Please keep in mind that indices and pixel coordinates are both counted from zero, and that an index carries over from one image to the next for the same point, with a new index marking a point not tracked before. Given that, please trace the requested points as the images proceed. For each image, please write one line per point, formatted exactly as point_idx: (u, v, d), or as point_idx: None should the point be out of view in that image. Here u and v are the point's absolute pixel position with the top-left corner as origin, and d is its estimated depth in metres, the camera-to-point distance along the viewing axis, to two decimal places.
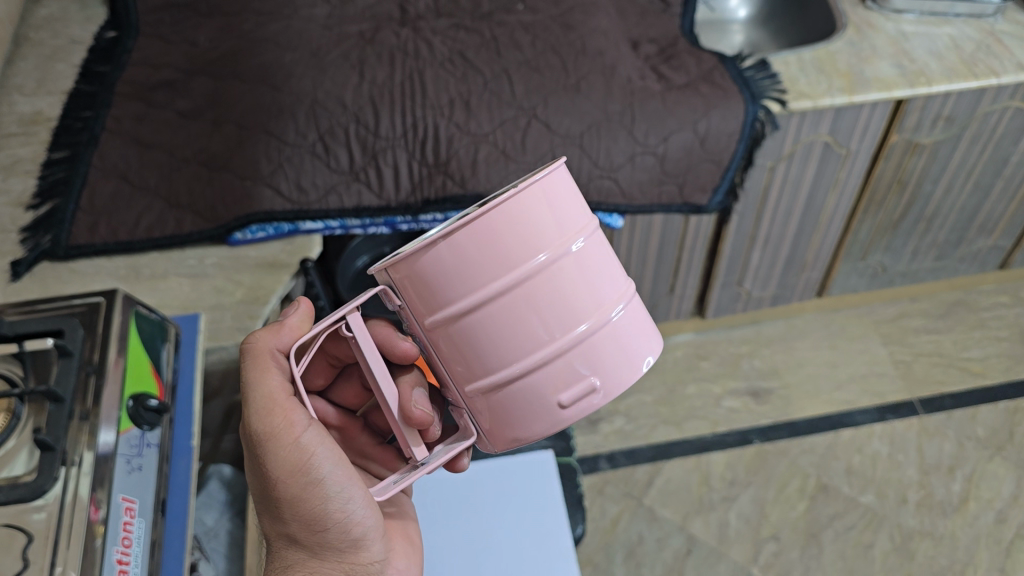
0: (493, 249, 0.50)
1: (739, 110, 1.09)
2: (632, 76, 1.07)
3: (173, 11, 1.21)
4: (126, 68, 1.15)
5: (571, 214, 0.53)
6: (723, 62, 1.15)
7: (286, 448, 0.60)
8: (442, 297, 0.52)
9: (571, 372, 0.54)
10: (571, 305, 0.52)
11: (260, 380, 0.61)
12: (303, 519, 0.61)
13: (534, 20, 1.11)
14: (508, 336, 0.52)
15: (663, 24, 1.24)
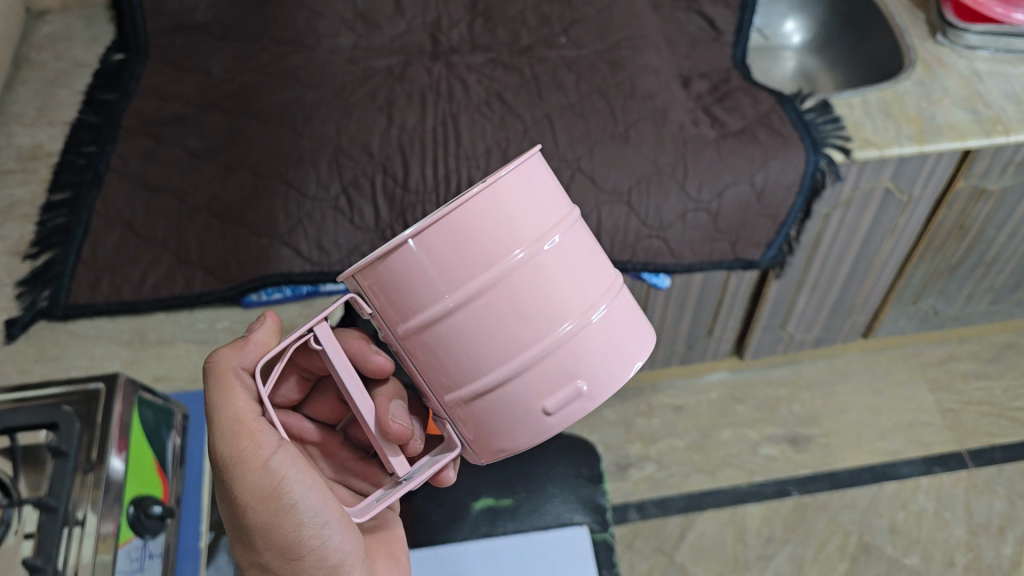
0: (468, 244, 0.48)
1: (800, 160, 0.99)
2: (684, 122, 0.98)
3: (185, 33, 1.12)
4: (134, 96, 1.08)
5: (548, 206, 0.51)
6: (782, 106, 1.05)
7: (254, 472, 0.56)
8: (416, 301, 0.49)
9: (554, 374, 0.51)
10: (551, 302, 0.50)
11: (225, 400, 0.58)
12: (276, 547, 0.58)
13: (578, 56, 1.01)
14: (489, 340, 0.50)
15: (715, 56, 1.14)
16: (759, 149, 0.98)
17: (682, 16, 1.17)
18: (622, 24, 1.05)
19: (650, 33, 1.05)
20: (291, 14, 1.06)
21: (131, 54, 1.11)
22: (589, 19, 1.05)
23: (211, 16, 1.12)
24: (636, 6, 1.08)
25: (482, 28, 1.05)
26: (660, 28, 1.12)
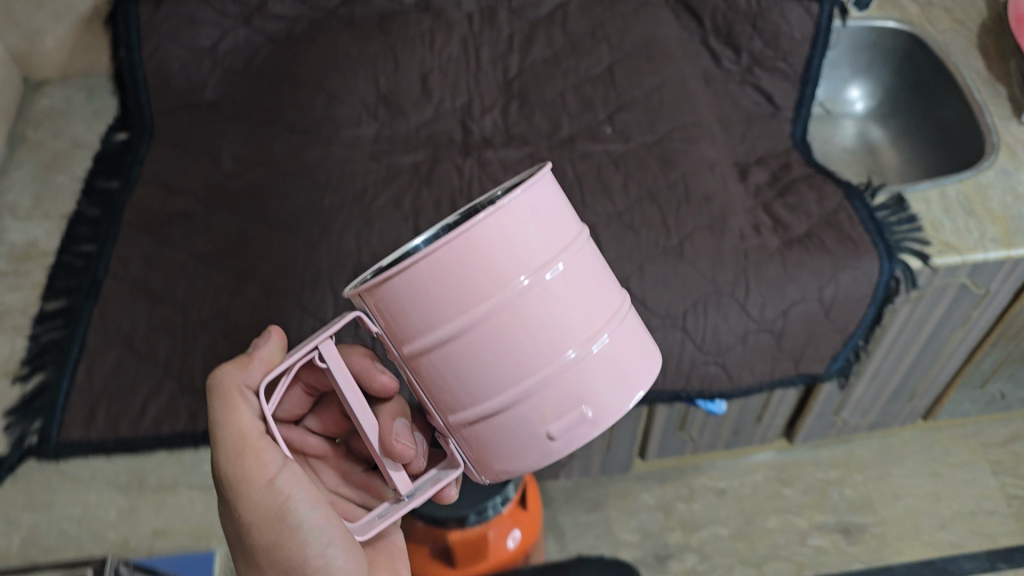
0: (473, 260, 0.42)
1: (873, 269, 0.88)
2: (745, 230, 0.87)
3: (194, 111, 1.02)
4: (137, 182, 0.98)
5: (559, 223, 0.45)
6: (852, 202, 0.94)
7: (260, 491, 0.51)
8: (415, 321, 0.44)
9: (562, 397, 0.45)
10: (558, 329, 0.44)
11: (228, 418, 0.51)
12: (280, 567, 0.52)
13: (627, 150, 0.90)
14: (493, 362, 0.44)
15: (774, 136, 1.03)
16: (828, 260, 0.88)
17: (736, 89, 1.05)
18: (674, 108, 0.94)
19: (705, 118, 0.94)
20: (308, 98, 0.96)
21: (134, 134, 1.02)
22: (636, 104, 0.94)
23: (221, 92, 1.03)
24: (689, 86, 0.97)
25: (518, 113, 0.95)
26: (714, 106, 1.01)
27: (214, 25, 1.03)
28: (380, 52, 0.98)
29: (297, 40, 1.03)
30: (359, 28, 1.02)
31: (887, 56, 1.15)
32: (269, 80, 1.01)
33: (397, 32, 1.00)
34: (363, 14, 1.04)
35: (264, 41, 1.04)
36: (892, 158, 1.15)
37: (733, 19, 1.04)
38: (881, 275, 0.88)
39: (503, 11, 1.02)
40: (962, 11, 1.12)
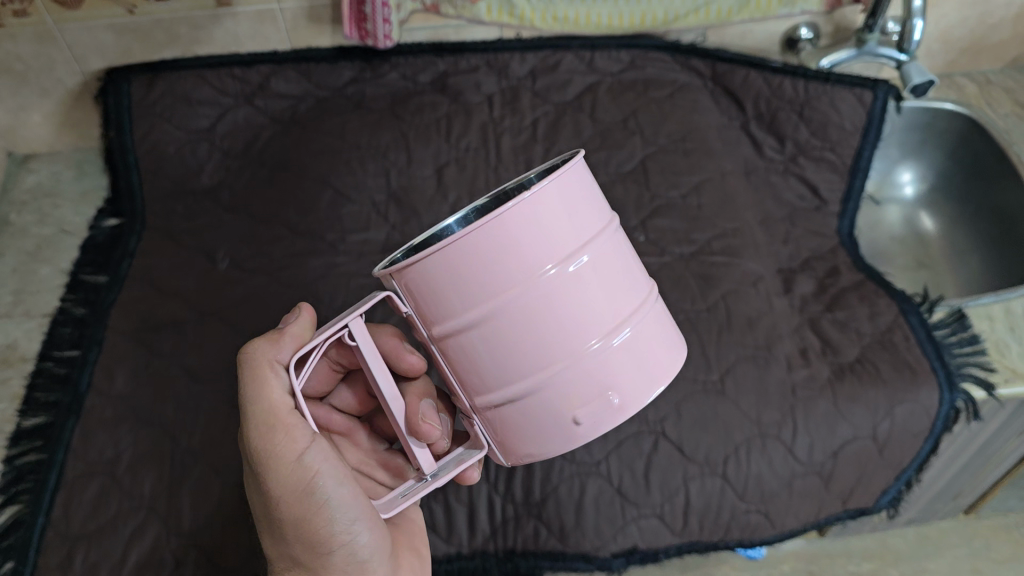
0: (505, 245, 0.42)
1: (932, 401, 0.80)
2: (792, 358, 0.79)
3: (188, 198, 0.94)
4: (127, 278, 0.90)
5: (587, 212, 0.45)
6: (908, 317, 0.85)
7: (288, 467, 0.49)
8: (444, 303, 0.44)
9: (589, 384, 0.45)
10: (583, 318, 0.44)
11: (260, 393, 0.50)
12: (306, 543, 0.50)
13: (662, 265, 0.82)
14: (522, 344, 0.44)
15: (820, 233, 0.93)
16: (883, 393, 0.79)
17: (778, 180, 0.96)
18: (713, 213, 0.86)
19: (747, 225, 0.86)
20: (314, 192, 0.89)
21: (126, 222, 0.94)
22: (672, 208, 0.86)
23: (218, 179, 0.95)
24: (730, 186, 0.89)
25: None
26: (755, 201, 0.93)
27: (212, 104, 0.95)
28: (394, 143, 0.91)
29: (302, 123, 0.95)
30: (370, 111, 0.94)
31: (942, 139, 1.06)
32: (270, 168, 0.93)
33: (413, 118, 0.93)
34: (373, 94, 0.95)
35: (266, 122, 0.96)
36: (943, 248, 1.06)
37: (777, 106, 0.95)
38: (942, 404, 0.80)
39: (527, 95, 0.95)
40: None
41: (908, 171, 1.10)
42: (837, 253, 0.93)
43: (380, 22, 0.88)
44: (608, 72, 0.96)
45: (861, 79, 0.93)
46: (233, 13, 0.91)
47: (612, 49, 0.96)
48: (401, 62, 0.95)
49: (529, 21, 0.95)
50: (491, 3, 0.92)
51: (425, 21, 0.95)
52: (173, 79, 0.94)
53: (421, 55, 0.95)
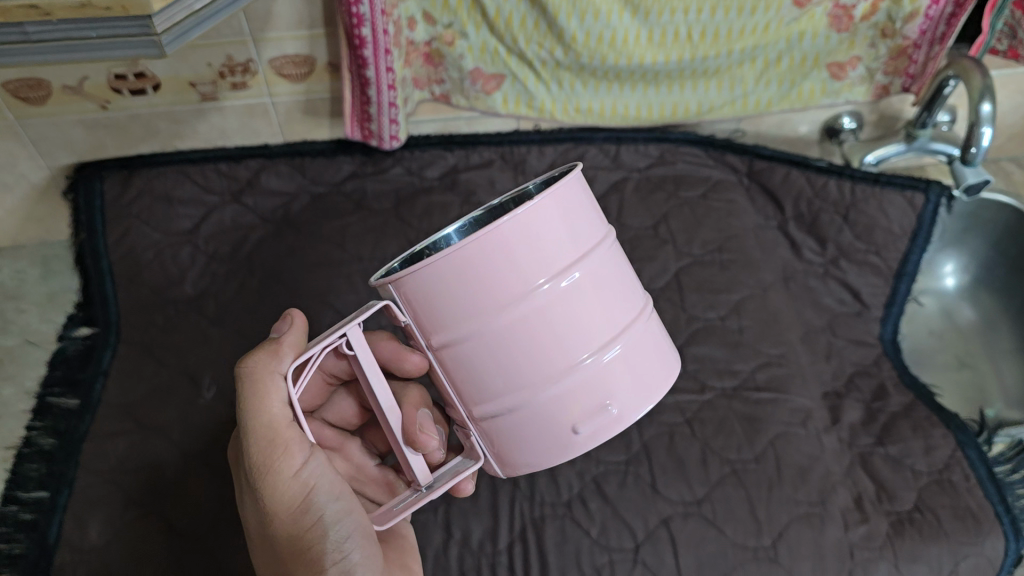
0: (499, 257, 0.42)
1: (999, 548, 0.70)
2: (849, 514, 0.70)
3: (169, 309, 0.83)
4: (101, 403, 0.78)
5: (584, 225, 0.45)
6: (966, 451, 0.76)
7: (286, 483, 0.47)
8: (440, 313, 0.43)
9: (585, 397, 0.46)
10: (577, 331, 0.44)
11: (260, 406, 0.48)
12: (299, 561, 0.48)
13: (705, 409, 0.75)
14: (519, 356, 0.44)
15: (863, 344, 0.84)
16: (946, 550, 0.69)
17: (817, 284, 0.87)
18: (755, 337, 0.79)
19: (792, 349, 0.79)
20: (311, 309, 0.80)
21: (98, 334, 0.82)
22: (711, 332, 0.79)
23: (202, 287, 0.84)
24: (772, 304, 0.82)
25: None
26: (795, 314, 0.84)
27: (196, 203, 0.87)
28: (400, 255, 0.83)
29: (296, 226, 0.86)
30: (371, 212, 0.86)
31: (988, 230, 0.98)
32: (260, 279, 0.83)
33: (420, 224, 0.85)
34: (375, 192, 0.87)
35: (256, 221, 0.87)
36: (988, 349, 0.98)
37: (820, 207, 0.89)
38: (1009, 553, 0.70)
39: None
40: None
41: (949, 261, 1.03)
42: (882, 364, 0.83)
43: (386, 123, 0.79)
44: (635, 167, 0.90)
45: (913, 181, 0.88)
46: (219, 107, 0.84)
47: (640, 143, 0.90)
48: (405, 155, 0.88)
49: (549, 113, 0.87)
50: (508, 93, 0.85)
51: (432, 113, 0.90)
52: (152, 175, 0.87)
53: (429, 148, 0.88)
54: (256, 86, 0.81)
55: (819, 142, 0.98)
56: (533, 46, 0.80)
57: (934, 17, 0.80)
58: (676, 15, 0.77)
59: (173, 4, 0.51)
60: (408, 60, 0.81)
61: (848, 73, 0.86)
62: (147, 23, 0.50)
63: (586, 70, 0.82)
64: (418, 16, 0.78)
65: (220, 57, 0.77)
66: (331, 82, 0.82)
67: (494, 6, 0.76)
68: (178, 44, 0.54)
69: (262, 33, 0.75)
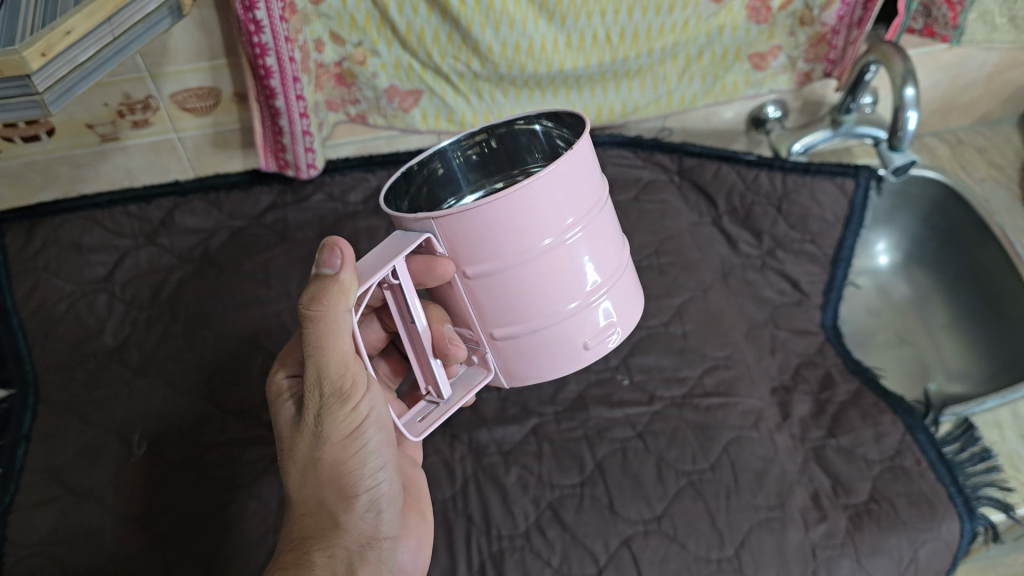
0: (511, 219, 0.45)
1: (953, 529, 0.70)
2: (810, 513, 0.69)
3: (89, 362, 0.77)
4: (24, 471, 0.71)
5: (589, 176, 0.48)
6: (915, 435, 0.75)
7: (346, 415, 0.48)
8: (476, 247, 0.45)
9: (576, 334, 0.50)
10: (573, 279, 0.49)
11: (329, 346, 0.45)
12: (338, 483, 0.49)
13: (657, 419, 0.73)
14: (542, 283, 0.48)
15: (806, 335, 0.83)
16: (904, 539, 0.69)
17: (756, 277, 0.86)
18: (700, 341, 0.79)
19: (737, 349, 0.79)
20: (240, 353, 0.77)
21: (14, 394, 0.75)
22: (656, 340, 0.79)
23: (123, 336, 0.78)
24: (714, 304, 0.82)
25: None
26: (736, 311, 0.83)
27: (106, 248, 0.82)
28: None
29: (217, 264, 0.82)
30: (296, 243, 0.83)
31: (917, 206, 1.01)
32: (186, 322, 0.79)
33: (348, 252, 0.82)
34: (297, 221, 0.84)
35: (174, 262, 0.82)
36: (924, 323, 0.98)
37: (753, 200, 0.89)
38: (964, 533, 0.70)
39: None
40: (997, 149, 1.03)
41: (881, 238, 1.04)
42: (825, 353, 0.82)
43: (301, 151, 0.76)
44: None
45: (842, 168, 0.88)
46: (121, 147, 0.80)
47: None
48: (327, 181, 0.85)
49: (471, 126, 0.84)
50: (427, 108, 0.82)
51: (351, 134, 0.87)
52: (55, 224, 0.82)
53: (350, 170, 0.86)
54: (159, 122, 0.78)
55: (746, 133, 0.97)
56: (449, 60, 0.77)
57: (850, 2, 0.80)
58: (593, 18, 0.75)
59: (54, 59, 0.46)
60: (319, 83, 0.77)
61: (770, 63, 0.85)
62: (27, 82, 0.45)
63: (505, 79, 0.80)
64: (326, 38, 0.74)
65: (117, 96, 0.74)
66: (239, 113, 0.79)
67: (405, 22, 0.72)
68: (61, 102, 0.49)
69: (159, 68, 0.72)
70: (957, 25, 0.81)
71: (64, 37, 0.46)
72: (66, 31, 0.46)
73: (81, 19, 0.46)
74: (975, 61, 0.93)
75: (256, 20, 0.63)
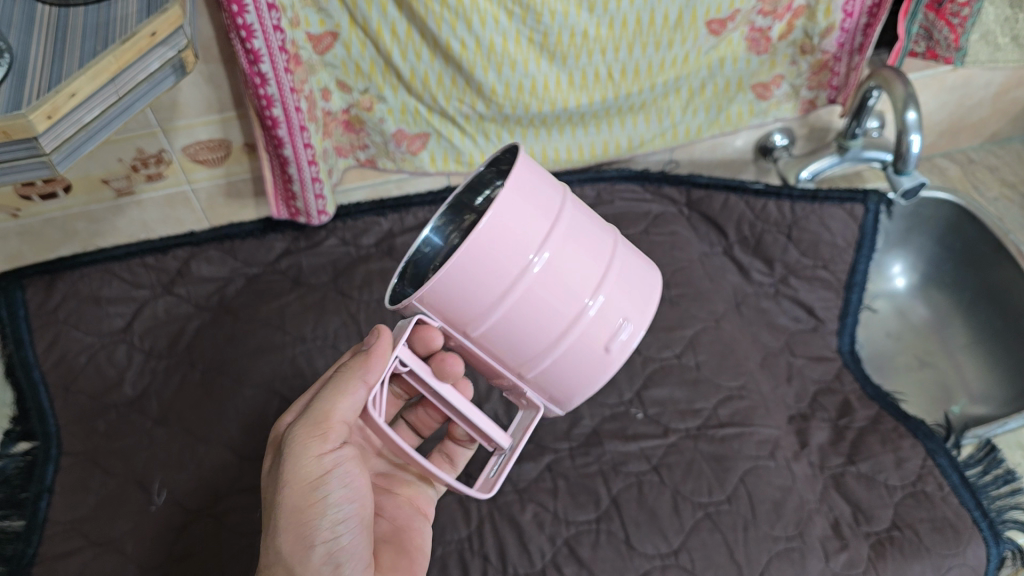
0: (486, 263, 0.48)
1: (980, 552, 0.70)
2: (831, 543, 0.69)
3: (111, 413, 0.78)
4: (47, 523, 0.72)
5: (541, 203, 0.50)
6: (937, 460, 0.75)
7: (311, 456, 0.52)
8: (548, 317, 0.51)
9: (601, 323, 0.53)
10: (570, 285, 0.51)
11: (324, 395, 0.54)
12: (290, 521, 0.52)
13: (673, 450, 0.73)
14: (548, 297, 0.51)
15: (823, 361, 0.83)
16: (928, 566, 0.68)
17: (770, 305, 0.86)
18: (714, 371, 0.78)
19: (752, 378, 0.79)
20: (257, 399, 0.78)
21: (38, 447, 0.76)
22: (669, 372, 0.78)
23: (143, 385, 0.80)
24: (727, 333, 0.81)
25: None
26: (750, 340, 0.82)
27: (126, 300, 0.83)
28: (345, 331, 0.81)
29: (233, 311, 0.83)
30: (310, 288, 0.84)
31: (931, 227, 0.99)
32: (204, 369, 0.80)
33: (361, 295, 0.84)
34: (311, 266, 0.86)
35: (192, 310, 0.83)
36: (945, 344, 0.97)
37: (763, 229, 0.88)
38: (991, 558, 0.70)
39: None
40: (1011, 167, 1.03)
41: (897, 261, 1.03)
42: (843, 378, 0.82)
43: (311, 199, 0.78)
44: None
45: (851, 194, 0.88)
46: (137, 201, 0.82)
47: (575, 186, 0.90)
48: (339, 226, 0.87)
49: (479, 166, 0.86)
50: (435, 151, 0.84)
51: (360, 178, 0.89)
52: (75, 278, 0.84)
53: (362, 216, 0.87)
54: (172, 175, 0.80)
55: (754, 161, 0.98)
56: (453, 102, 0.78)
57: (850, 29, 0.80)
58: (593, 56, 0.76)
59: (61, 120, 0.48)
60: (327, 130, 0.78)
61: (773, 92, 0.86)
62: (34, 144, 0.47)
63: (510, 119, 0.81)
64: (332, 86, 0.76)
65: (131, 151, 0.75)
66: (250, 162, 0.81)
67: (408, 68, 0.73)
68: (68, 161, 0.51)
69: (170, 123, 0.74)
70: (959, 46, 0.81)
71: (69, 99, 0.47)
72: (71, 93, 0.47)
73: (85, 81, 0.48)
74: (981, 81, 0.93)
75: (261, 73, 0.65)
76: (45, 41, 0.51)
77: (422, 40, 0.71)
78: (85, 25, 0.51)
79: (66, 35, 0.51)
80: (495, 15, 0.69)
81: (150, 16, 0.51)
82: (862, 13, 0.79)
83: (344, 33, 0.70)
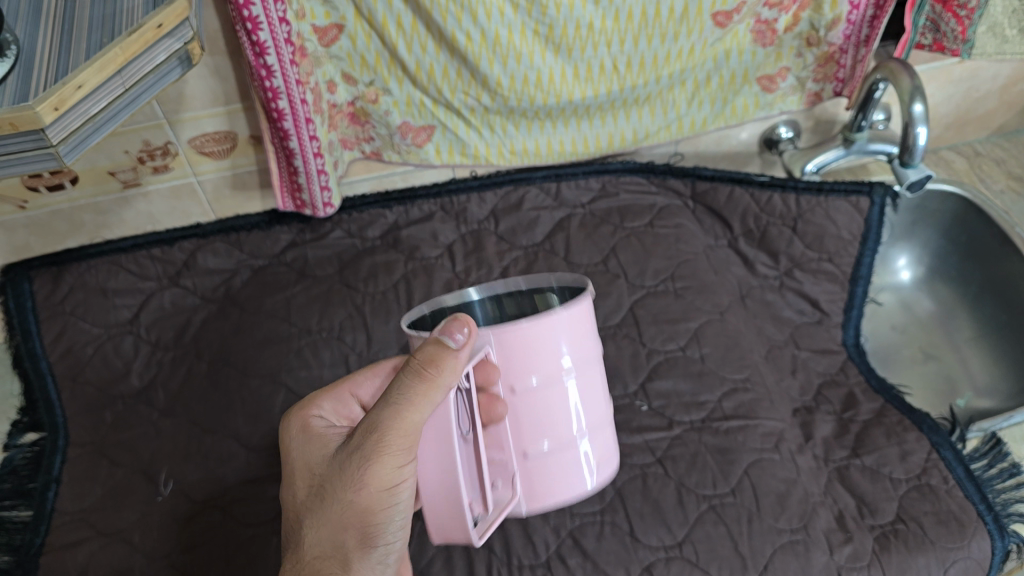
0: (532, 339, 0.52)
1: (983, 546, 0.70)
2: (835, 536, 0.69)
3: (118, 404, 0.79)
4: (54, 513, 0.73)
5: (588, 339, 0.56)
6: (941, 453, 0.75)
7: (391, 466, 0.49)
8: (564, 407, 0.54)
9: (594, 463, 0.57)
10: (588, 399, 0.56)
11: (407, 404, 0.47)
12: (359, 523, 0.50)
13: (678, 443, 0.73)
14: (571, 399, 0.55)
15: (828, 353, 0.83)
16: (932, 559, 0.68)
17: (775, 298, 0.86)
18: (718, 364, 0.78)
19: (756, 370, 0.79)
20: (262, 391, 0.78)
21: (46, 437, 0.77)
22: (673, 364, 0.78)
23: (149, 377, 0.80)
24: (732, 326, 0.81)
25: None
26: (755, 333, 0.82)
27: (132, 292, 0.84)
28: (350, 322, 0.81)
29: (239, 303, 0.83)
30: (315, 280, 0.84)
31: (936, 220, 0.99)
32: (209, 361, 0.80)
33: (366, 287, 0.83)
34: (316, 258, 0.85)
35: (198, 302, 0.84)
36: (949, 337, 0.97)
37: (768, 222, 0.88)
38: (995, 551, 0.70)
39: (491, 241, 0.86)
40: (1017, 160, 1.03)
41: (902, 254, 1.03)
42: (848, 371, 0.82)
43: (317, 191, 0.78)
44: (578, 203, 0.89)
45: (856, 185, 0.87)
46: (143, 193, 0.82)
47: (580, 178, 0.90)
48: (344, 218, 0.87)
49: (484, 158, 0.86)
50: (440, 143, 0.84)
51: (366, 171, 0.89)
52: (82, 270, 0.84)
53: (367, 208, 0.88)
54: (178, 167, 0.80)
55: (760, 154, 0.98)
56: (459, 95, 0.78)
57: (856, 21, 0.80)
58: (599, 49, 0.75)
59: (68, 111, 0.48)
60: (333, 123, 0.79)
61: (778, 84, 0.86)
62: (42, 136, 0.47)
63: (515, 112, 0.81)
64: (337, 78, 0.76)
65: (137, 143, 0.76)
66: (255, 155, 0.81)
67: (414, 60, 0.73)
68: (76, 153, 0.51)
69: (177, 115, 0.74)
70: (966, 38, 0.81)
71: (76, 90, 0.48)
72: (78, 85, 0.48)
73: (92, 73, 0.48)
74: (987, 74, 0.93)
75: (267, 65, 0.65)
76: (52, 33, 0.51)
77: (427, 32, 0.71)
78: (91, 17, 0.52)
79: (72, 27, 0.51)
80: (500, 7, 0.69)
81: (156, 9, 0.52)
82: (868, 5, 0.78)
83: (350, 25, 0.70)
